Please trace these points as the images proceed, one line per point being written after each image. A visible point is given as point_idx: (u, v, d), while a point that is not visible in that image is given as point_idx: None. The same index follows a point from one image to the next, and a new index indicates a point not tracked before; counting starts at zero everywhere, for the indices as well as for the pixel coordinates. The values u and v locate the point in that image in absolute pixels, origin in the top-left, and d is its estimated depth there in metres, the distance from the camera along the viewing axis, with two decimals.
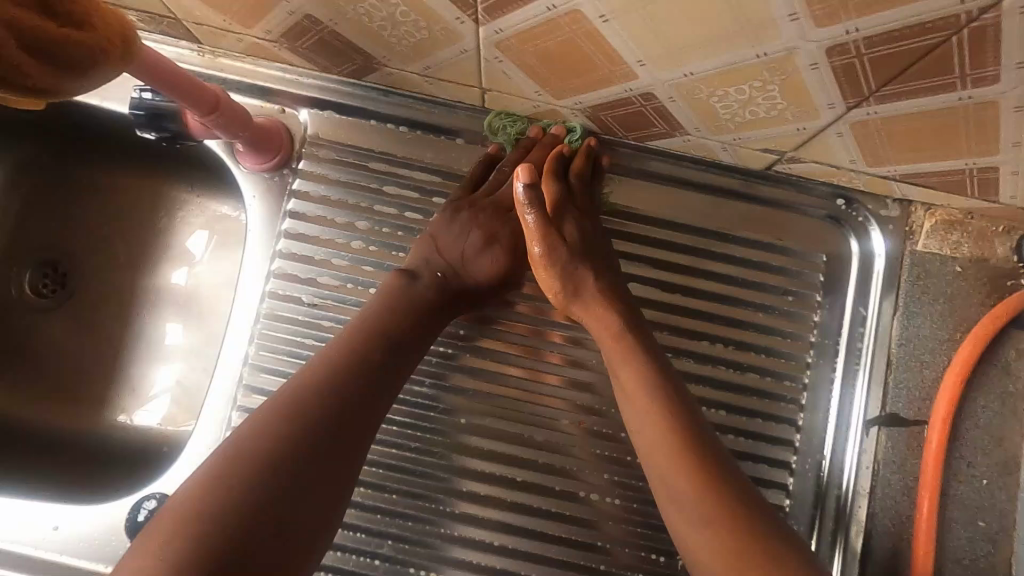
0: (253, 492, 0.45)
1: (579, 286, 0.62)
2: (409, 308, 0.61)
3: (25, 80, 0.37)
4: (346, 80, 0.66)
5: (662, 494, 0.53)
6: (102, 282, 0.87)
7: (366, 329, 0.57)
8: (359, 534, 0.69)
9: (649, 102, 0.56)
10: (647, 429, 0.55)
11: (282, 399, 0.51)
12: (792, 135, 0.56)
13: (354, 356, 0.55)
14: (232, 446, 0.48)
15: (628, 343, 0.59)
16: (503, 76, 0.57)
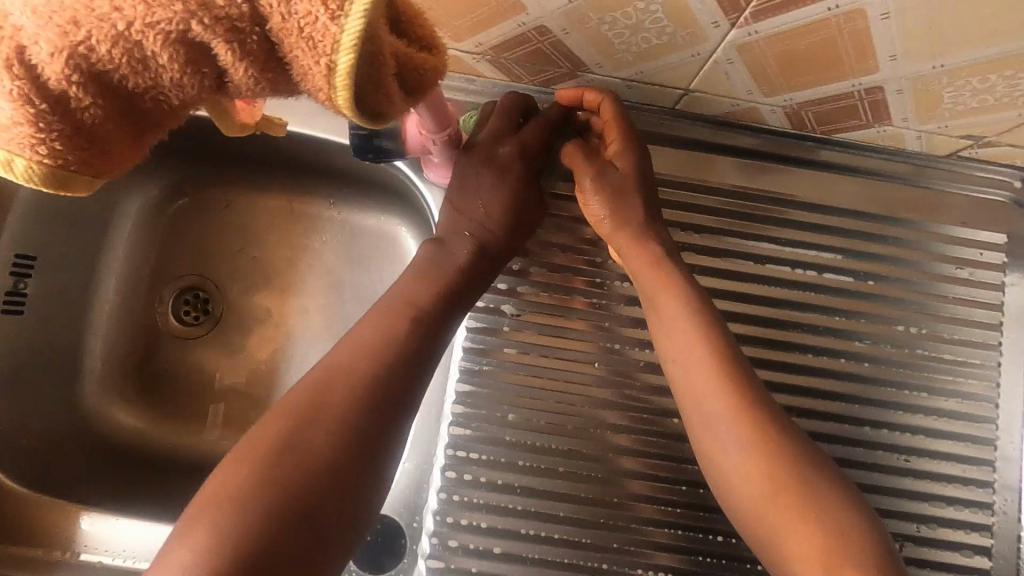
0: (300, 472, 0.48)
1: (620, 228, 0.64)
2: (442, 283, 0.61)
3: (387, 110, 0.36)
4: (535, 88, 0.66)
5: (705, 442, 0.57)
6: (246, 304, 0.86)
7: (397, 316, 0.58)
8: (558, 535, 0.64)
9: (870, 96, 0.57)
10: (700, 385, 0.57)
11: (327, 372, 0.54)
12: (1008, 121, 0.58)
13: (381, 351, 0.55)
14: (278, 424, 0.50)
15: (671, 285, 0.61)
16: (722, 77, 0.58)
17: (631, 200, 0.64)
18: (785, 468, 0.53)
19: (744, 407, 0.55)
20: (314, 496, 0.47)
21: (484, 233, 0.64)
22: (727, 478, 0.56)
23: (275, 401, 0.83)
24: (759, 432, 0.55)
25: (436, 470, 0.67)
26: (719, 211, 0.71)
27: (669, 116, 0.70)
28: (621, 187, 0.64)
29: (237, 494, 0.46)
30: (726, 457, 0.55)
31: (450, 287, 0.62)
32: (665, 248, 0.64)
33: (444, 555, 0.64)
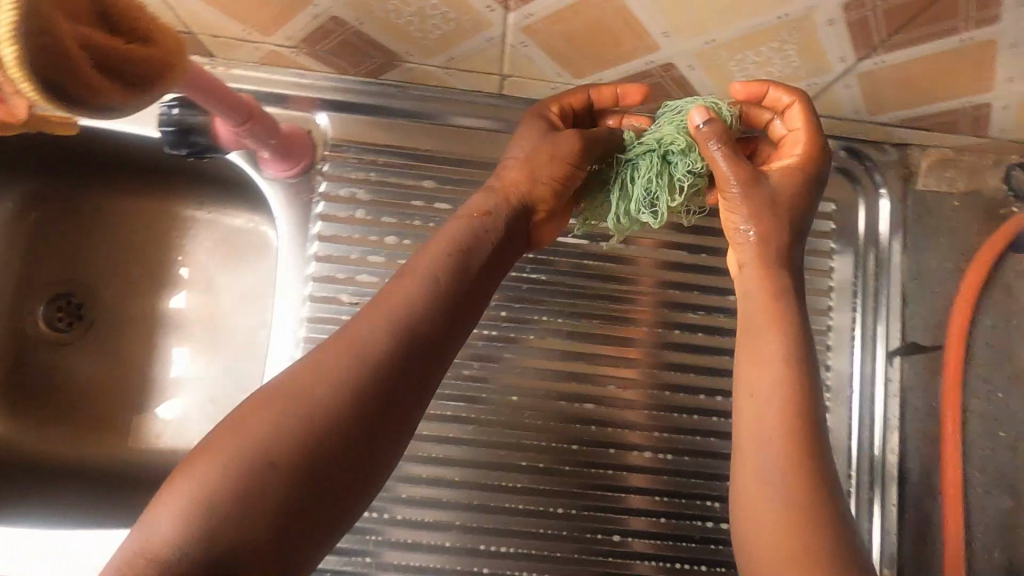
0: (274, 482, 0.41)
1: (765, 246, 0.55)
2: (470, 260, 0.54)
3: (104, 101, 0.37)
4: (363, 79, 0.67)
5: (747, 476, 0.49)
6: (119, 308, 0.86)
7: (407, 306, 0.50)
8: (400, 516, 0.67)
9: (668, 73, 0.59)
10: (766, 411, 0.50)
11: (323, 367, 0.46)
12: (803, 91, 0.60)
13: (379, 353, 0.47)
14: (268, 409, 0.44)
15: (777, 319, 0.53)
16: (526, 61, 0.59)
17: (779, 217, 0.54)
18: (825, 512, 0.46)
19: (795, 443, 0.48)
20: (290, 492, 0.41)
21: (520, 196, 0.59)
22: (755, 519, 0.47)
23: (152, 403, 0.84)
24: (807, 478, 0.47)
25: None
26: None
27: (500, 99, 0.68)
28: (778, 199, 0.54)
29: (217, 462, 0.41)
30: (766, 502, 0.47)
31: (472, 264, 0.54)
32: (793, 291, 0.54)
33: None
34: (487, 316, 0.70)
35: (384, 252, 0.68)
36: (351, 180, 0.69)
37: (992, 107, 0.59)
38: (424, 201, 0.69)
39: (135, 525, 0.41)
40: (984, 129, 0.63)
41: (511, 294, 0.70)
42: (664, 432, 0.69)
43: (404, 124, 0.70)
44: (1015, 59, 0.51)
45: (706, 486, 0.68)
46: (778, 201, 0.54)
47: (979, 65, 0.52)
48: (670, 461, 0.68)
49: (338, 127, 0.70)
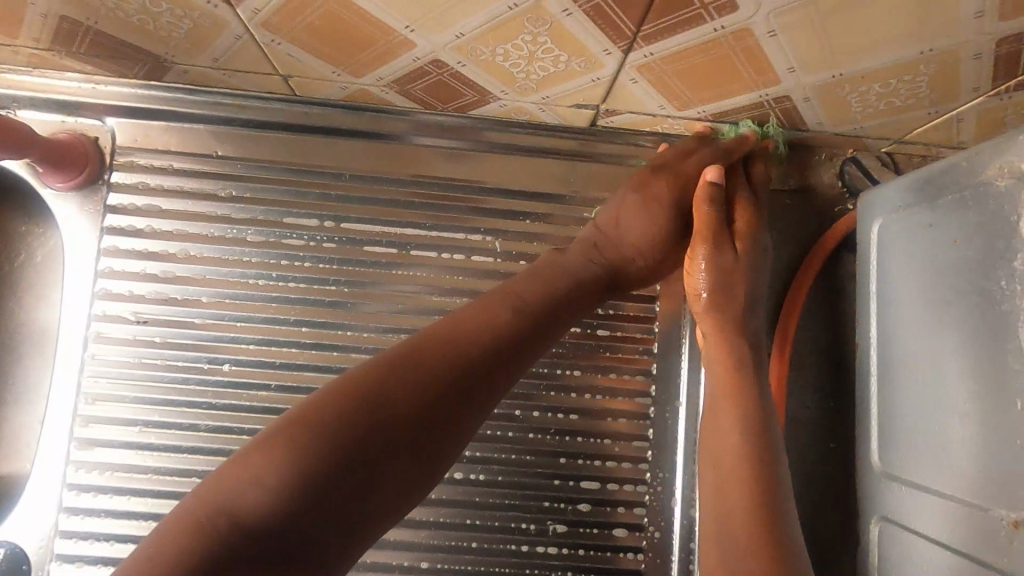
0: (339, 454, 0.41)
1: (724, 318, 0.59)
2: (559, 277, 0.56)
3: None
4: (144, 81, 0.62)
5: (712, 489, 0.52)
6: None
7: (484, 306, 0.52)
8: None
9: (443, 70, 0.55)
10: (722, 436, 0.53)
11: (405, 357, 0.47)
12: (592, 87, 0.55)
13: (456, 343, 0.48)
14: (337, 392, 0.44)
15: (732, 380, 0.56)
16: (292, 59, 0.55)
17: (739, 290, 0.60)
18: (770, 516, 0.48)
19: (755, 458, 0.51)
20: (332, 485, 0.40)
21: (616, 255, 0.61)
22: (713, 536, 0.49)
23: None
24: (757, 488, 0.50)
25: (55, 489, 0.62)
26: (364, 202, 0.66)
27: (300, 102, 0.64)
28: (732, 274, 0.60)
29: (274, 447, 0.41)
30: (730, 518, 0.49)
31: (553, 294, 0.55)
32: (749, 350, 0.58)
33: None
34: (285, 332, 0.64)
35: (177, 266, 0.64)
36: (139, 190, 0.65)
37: (794, 99, 0.55)
38: (223, 211, 0.65)
39: (188, 494, 0.40)
40: (799, 122, 0.59)
41: (321, 311, 0.64)
42: (476, 450, 0.63)
43: (199, 129, 0.66)
44: (784, 49, 0.47)
45: (522, 507, 0.63)
46: (750, 282, 0.61)
47: (752, 56, 0.48)
48: (481, 481, 0.63)
49: (129, 133, 0.65)
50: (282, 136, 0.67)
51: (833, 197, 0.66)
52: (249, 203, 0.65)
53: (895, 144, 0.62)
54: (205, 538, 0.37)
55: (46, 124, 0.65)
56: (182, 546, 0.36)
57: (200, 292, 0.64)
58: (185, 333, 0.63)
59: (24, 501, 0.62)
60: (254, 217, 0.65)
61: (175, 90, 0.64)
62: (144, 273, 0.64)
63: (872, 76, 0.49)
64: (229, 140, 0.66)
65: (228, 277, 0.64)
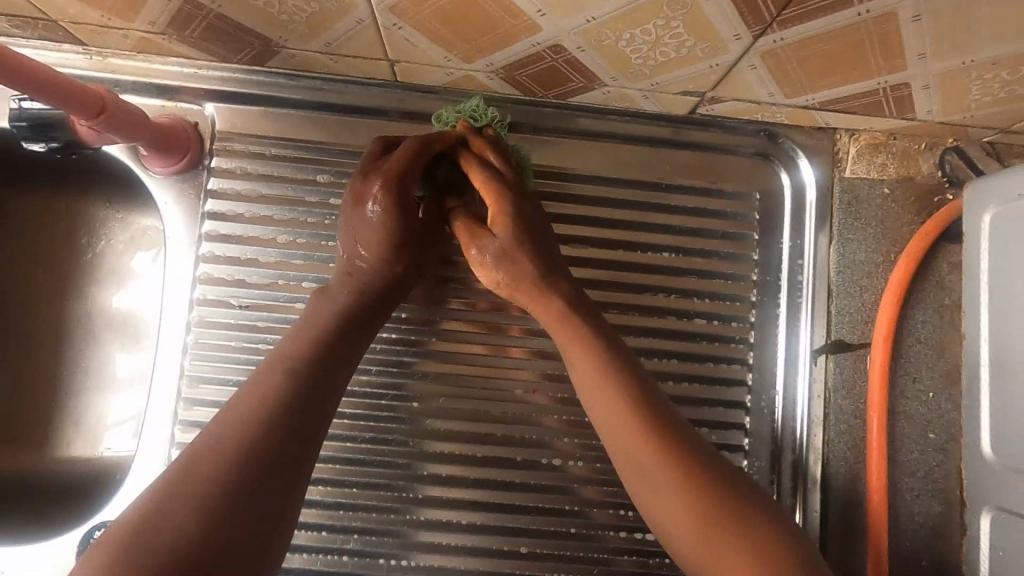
0: (192, 508, 0.41)
1: (526, 280, 0.57)
2: (327, 322, 0.53)
3: None
4: (247, 66, 0.62)
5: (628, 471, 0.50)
6: (28, 313, 0.82)
7: (293, 344, 0.51)
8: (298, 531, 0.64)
9: (560, 55, 0.54)
10: (603, 404, 0.52)
11: (222, 413, 0.46)
12: (707, 73, 0.55)
13: (274, 371, 0.49)
14: (175, 467, 0.43)
15: (572, 333, 0.55)
16: (407, 44, 0.55)
17: (525, 253, 0.56)
18: (707, 482, 0.47)
19: (637, 416, 0.50)
20: (246, 492, 0.43)
21: (365, 280, 0.55)
22: (664, 519, 0.47)
23: (64, 410, 0.81)
24: (667, 451, 0.49)
25: (160, 470, 0.63)
26: None
27: (399, 88, 0.64)
28: (511, 243, 0.56)
29: (155, 502, 0.41)
30: (658, 495, 0.48)
31: (341, 331, 0.53)
32: (566, 294, 0.56)
33: None
34: None
35: (276, 251, 0.64)
36: (239, 176, 0.65)
37: (912, 86, 0.54)
38: (321, 197, 0.65)
39: None
40: (909, 111, 0.59)
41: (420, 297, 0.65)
42: (573, 438, 0.66)
43: (297, 115, 0.66)
44: (922, 33, 0.46)
45: (619, 493, 0.65)
46: (529, 236, 0.57)
47: (887, 41, 0.48)
48: (580, 468, 0.65)
49: (227, 119, 0.66)
50: (377, 123, 0.67)
51: (933, 186, 0.66)
52: (346, 188, 0.66)
53: (1000, 133, 0.61)
54: None
55: (147, 109, 0.65)
56: None
57: (299, 277, 0.64)
58: (285, 317, 0.64)
59: (128, 483, 0.63)
60: None
61: (275, 76, 0.64)
62: (244, 258, 0.64)
63: (1003, 61, 0.49)
64: (326, 126, 0.66)
65: (328, 263, 0.64)
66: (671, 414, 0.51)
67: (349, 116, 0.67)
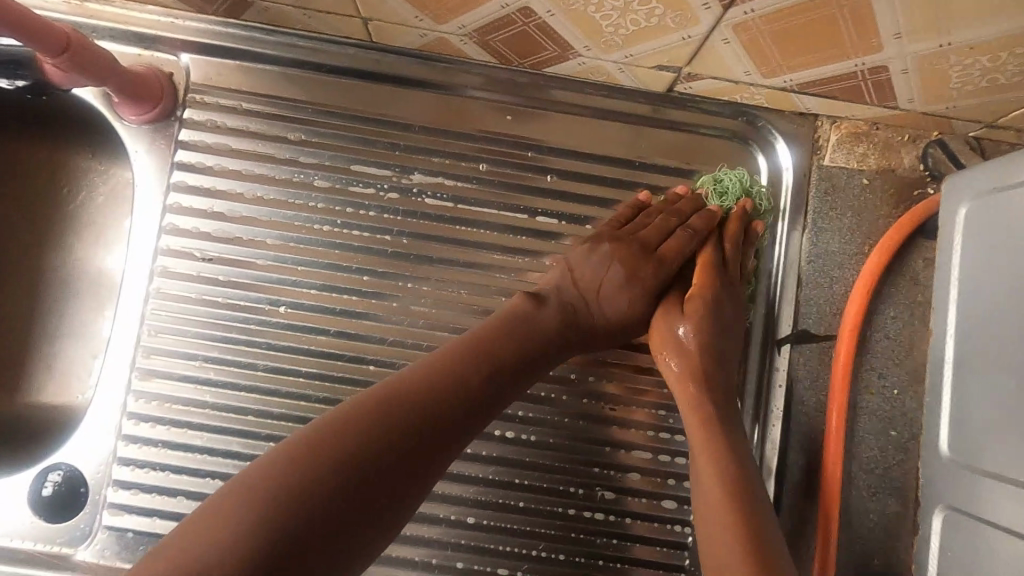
0: (330, 480, 0.43)
1: (686, 376, 0.57)
2: (530, 326, 0.56)
3: None
4: (223, 18, 0.62)
5: (706, 547, 0.50)
6: (6, 258, 0.83)
7: (484, 345, 0.53)
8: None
9: (530, 19, 0.53)
10: (710, 469, 0.53)
11: (412, 389, 0.49)
12: (680, 46, 0.54)
13: (445, 381, 0.51)
14: (358, 415, 0.47)
15: (708, 439, 0.54)
16: (378, 0, 0.54)
17: (701, 347, 0.58)
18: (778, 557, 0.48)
19: (744, 498, 0.51)
20: (346, 510, 0.43)
21: (575, 302, 0.58)
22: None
23: (36, 356, 0.81)
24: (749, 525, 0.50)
25: (117, 416, 0.63)
26: (431, 154, 0.66)
27: (375, 49, 0.64)
28: (706, 327, 0.58)
29: (264, 475, 0.43)
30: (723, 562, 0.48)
31: (524, 340, 0.55)
32: (721, 401, 0.56)
33: (125, 505, 0.62)
34: (346, 279, 0.64)
35: (243, 206, 0.64)
36: (209, 128, 0.65)
37: (891, 70, 0.52)
38: (291, 154, 0.65)
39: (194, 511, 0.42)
40: (889, 98, 0.57)
41: (384, 261, 0.64)
42: (529, 412, 0.65)
43: (272, 71, 0.66)
44: (896, 10, 0.44)
45: (572, 471, 0.65)
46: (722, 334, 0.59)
47: (860, 16, 0.46)
48: (533, 443, 0.65)
49: (202, 71, 0.65)
50: (352, 83, 0.66)
51: (912, 180, 0.64)
52: (316, 147, 0.65)
53: (986, 128, 0.59)
54: (241, 522, 0.40)
55: (123, 57, 0.65)
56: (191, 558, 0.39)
57: (264, 233, 0.64)
58: (247, 272, 0.64)
59: (85, 427, 0.63)
60: (320, 162, 0.65)
61: (250, 31, 0.64)
62: (209, 211, 0.64)
63: (983, 46, 0.47)
64: (300, 84, 0.66)
65: (293, 221, 0.64)
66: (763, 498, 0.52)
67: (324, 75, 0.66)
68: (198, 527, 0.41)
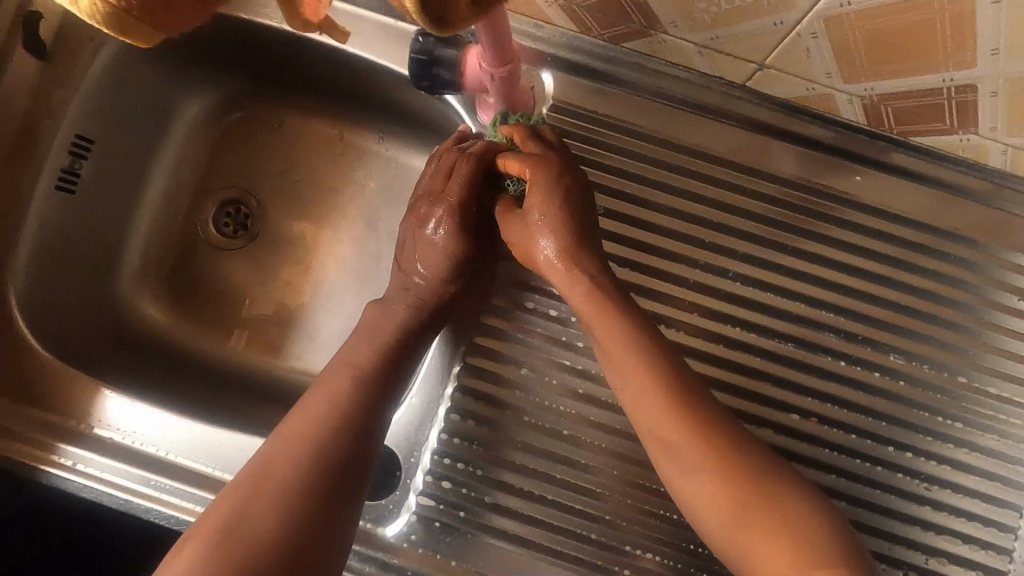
0: (299, 480, 0.51)
1: (558, 260, 0.60)
2: (382, 337, 0.61)
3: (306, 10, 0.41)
4: (604, 41, 0.64)
5: (655, 449, 0.54)
6: (284, 226, 0.85)
7: (352, 360, 0.59)
8: (550, 496, 0.63)
9: (959, 96, 0.53)
10: (631, 381, 0.56)
11: (320, 394, 0.56)
12: None
13: (355, 376, 0.58)
14: (296, 423, 0.54)
15: (602, 313, 0.57)
16: (802, 55, 0.55)
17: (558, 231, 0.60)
18: (727, 445, 0.53)
19: (667, 383, 0.54)
20: (332, 486, 0.51)
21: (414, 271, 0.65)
22: (686, 496, 0.53)
23: (295, 324, 0.83)
24: (692, 422, 0.53)
25: (441, 408, 0.66)
26: (768, 202, 0.68)
27: (738, 92, 0.65)
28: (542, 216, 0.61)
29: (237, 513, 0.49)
30: (686, 480, 0.53)
31: (379, 355, 0.60)
32: (600, 274, 0.59)
33: (436, 494, 0.64)
34: (678, 314, 0.67)
35: None
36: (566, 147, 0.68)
37: None
38: (639, 183, 0.68)
39: (194, 546, 0.47)
40: None
41: (711, 299, 0.67)
42: (840, 475, 0.64)
43: (628, 98, 0.68)
44: None
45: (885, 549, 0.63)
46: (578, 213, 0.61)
47: None
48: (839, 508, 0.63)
49: (561, 87, 0.67)
50: (703, 120, 0.68)
51: None
52: (665, 179, 0.68)
53: None
54: (243, 538, 0.47)
55: None
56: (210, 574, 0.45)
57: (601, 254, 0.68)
58: None
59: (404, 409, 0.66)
60: (667, 195, 0.68)
61: (619, 55, 0.65)
62: None
63: None
64: (654, 114, 0.68)
65: (636, 248, 0.68)
66: (748, 448, 0.54)
67: (679, 109, 0.67)
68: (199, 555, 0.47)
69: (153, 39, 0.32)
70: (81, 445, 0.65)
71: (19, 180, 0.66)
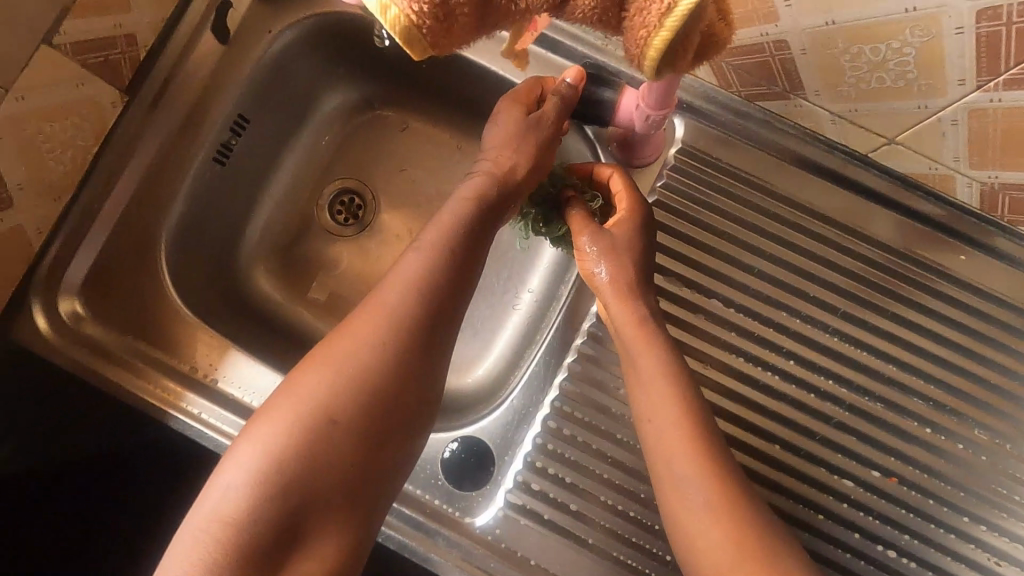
0: (370, 392, 0.52)
1: (615, 283, 0.64)
2: (463, 239, 0.59)
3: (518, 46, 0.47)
4: (740, 97, 0.69)
5: (659, 467, 0.58)
6: (392, 217, 0.88)
7: (430, 266, 0.57)
8: (633, 513, 0.67)
9: None
10: (656, 402, 0.59)
11: (393, 302, 0.55)
12: None
13: (429, 282, 0.56)
14: (366, 331, 0.54)
15: (647, 340, 0.62)
16: (936, 137, 0.59)
17: (625, 261, 0.65)
18: (732, 484, 0.56)
19: (688, 416, 0.58)
20: (399, 403, 0.53)
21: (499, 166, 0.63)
22: (683, 524, 0.55)
23: None
24: (704, 453, 0.57)
25: (539, 414, 0.70)
26: (871, 265, 0.71)
27: (857, 161, 0.70)
28: (617, 245, 0.65)
29: (296, 450, 0.50)
30: (685, 507, 0.55)
31: (457, 257, 0.58)
32: (648, 308, 0.64)
33: (524, 495, 0.67)
34: (776, 358, 0.69)
35: (696, 263, 0.71)
36: (688, 188, 0.72)
37: None
38: (753, 231, 0.71)
39: (272, 436, 0.50)
40: None
41: (809, 349, 0.69)
42: (915, 538, 0.65)
43: (751, 151, 0.72)
44: None
45: None
46: (645, 248, 0.66)
47: None
48: (910, 569, 0.65)
49: (690, 134, 0.73)
50: (819, 181, 0.72)
51: None
52: (777, 231, 0.72)
53: None
54: (319, 437, 0.50)
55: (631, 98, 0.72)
56: (288, 464, 0.49)
57: (709, 292, 0.70)
58: (687, 322, 0.70)
59: (503, 407, 0.72)
60: (778, 246, 0.71)
61: (749, 112, 0.70)
62: (671, 262, 0.71)
63: None
64: (773, 169, 0.72)
65: (744, 291, 0.70)
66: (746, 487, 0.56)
67: (796, 169, 0.72)
68: (278, 442, 0.50)
69: (427, 54, 0.37)
70: (205, 396, 0.69)
71: (185, 149, 0.73)
